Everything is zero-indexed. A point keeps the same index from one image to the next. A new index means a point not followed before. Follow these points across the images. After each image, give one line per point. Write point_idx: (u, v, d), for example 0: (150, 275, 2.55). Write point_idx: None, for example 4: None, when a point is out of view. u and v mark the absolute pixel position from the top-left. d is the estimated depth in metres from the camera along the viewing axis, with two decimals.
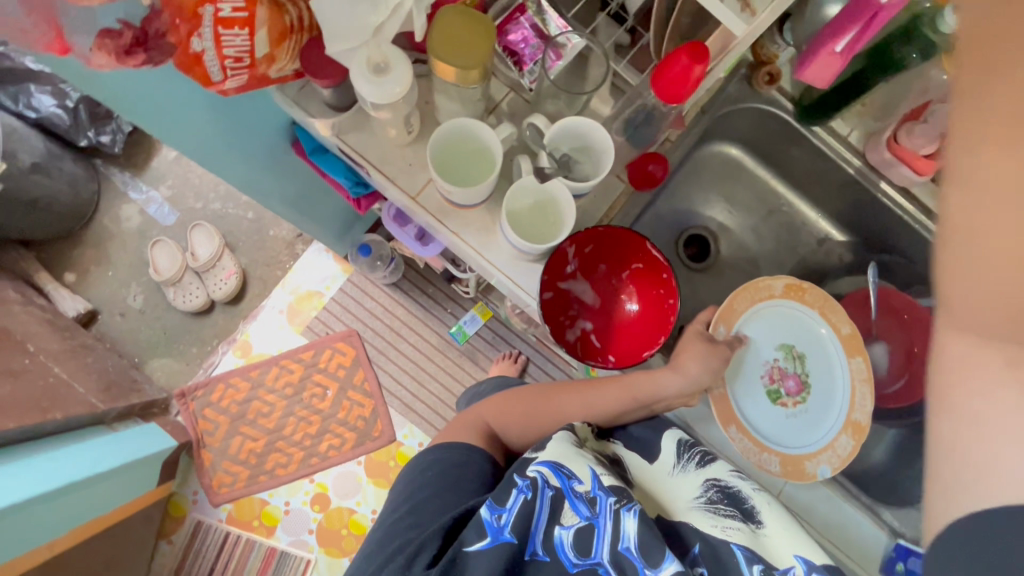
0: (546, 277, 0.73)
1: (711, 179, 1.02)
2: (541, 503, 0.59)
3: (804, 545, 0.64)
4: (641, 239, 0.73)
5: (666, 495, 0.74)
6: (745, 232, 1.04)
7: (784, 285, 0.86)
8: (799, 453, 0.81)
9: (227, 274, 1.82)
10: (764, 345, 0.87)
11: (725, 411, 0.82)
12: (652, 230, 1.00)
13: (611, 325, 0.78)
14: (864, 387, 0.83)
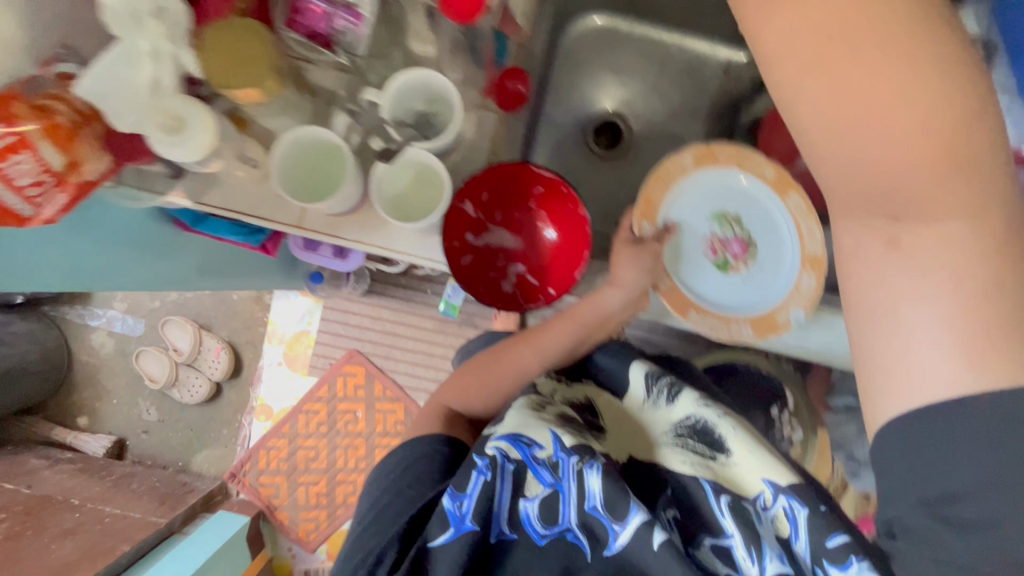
0: (451, 242, 0.69)
1: (591, 58, 0.95)
2: (503, 480, 0.63)
3: (771, 467, 0.66)
4: (526, 165, 0.70)
5: (640, 431, 0.76)
6: (648, 95, 0.97)
7: (693, 157, 0.86)
8: (765, 310, 0.81)
9: (216, 353, 1.84)
10: (696, 221, 0.87)
11: (677, 300, 0.84)
12: (555, 138, 0.95)
13: (541, 258, 0.75)
14: (807, 221, 0.81)
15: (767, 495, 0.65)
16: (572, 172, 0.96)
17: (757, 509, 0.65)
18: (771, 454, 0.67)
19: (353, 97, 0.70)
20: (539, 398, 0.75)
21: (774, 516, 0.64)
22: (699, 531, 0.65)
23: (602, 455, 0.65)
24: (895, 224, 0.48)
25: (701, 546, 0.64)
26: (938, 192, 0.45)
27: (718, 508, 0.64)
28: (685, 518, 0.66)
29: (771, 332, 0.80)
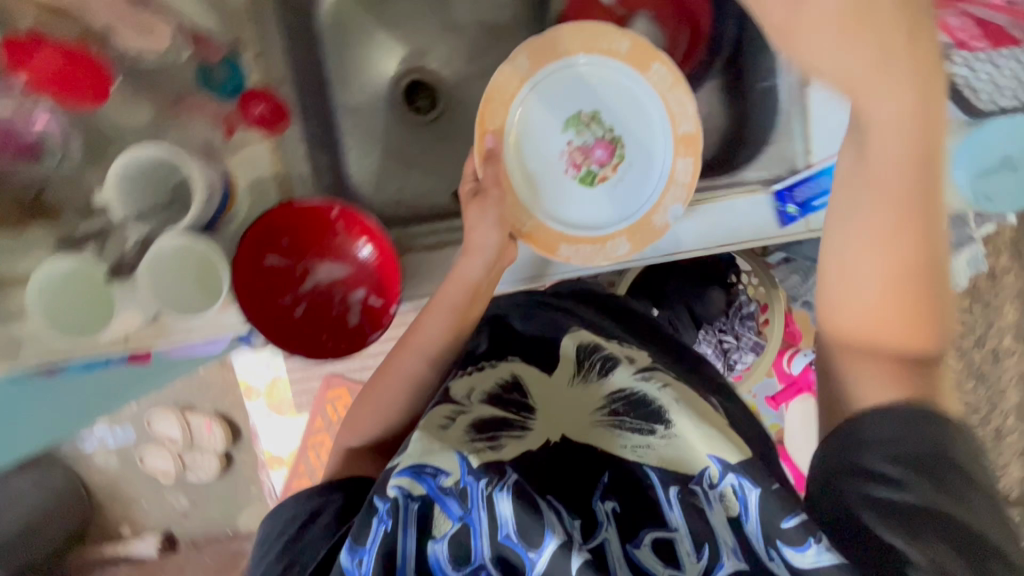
0: (277, 301, 0.66)
1: (365, 19, 0.81)
2: (405, 523, 0.53)
3: (717, 443, 0.57)
4: (295, 204, 0.63)
5: (571, 409, 0.66)
6: (448, 32, 0.84)
7: (529, 56, 0.74)
8: (641, 216, 0.74)
9: (208, 427, 1.81)
10: (551, 136, 0.77)
11: (545, 240, 0.75)
12: (366, 125, 0.83)
13: (370, 277, 0.68)
14: (676, 93, 0.73)
15: (714, 471, 0.55)
16: (401, 151, 0.85)
17: (703, 490, 0.55)
18: (718, 427, 0.59)
19: (84, 202, 0.61)
20: (454, 404, 0.66)
21: (722, 495, 0.54)
22: (642, 525, 0.56)
23: (514, 473, 0.56)
24: (878, 344, 0.57)
25: (641, 542, 0.55)
26: (909, 330, 0.56)
27: (663, 500, 0.56)
28: (626, 512, 0.57)
29: (649, 239, 0.74)
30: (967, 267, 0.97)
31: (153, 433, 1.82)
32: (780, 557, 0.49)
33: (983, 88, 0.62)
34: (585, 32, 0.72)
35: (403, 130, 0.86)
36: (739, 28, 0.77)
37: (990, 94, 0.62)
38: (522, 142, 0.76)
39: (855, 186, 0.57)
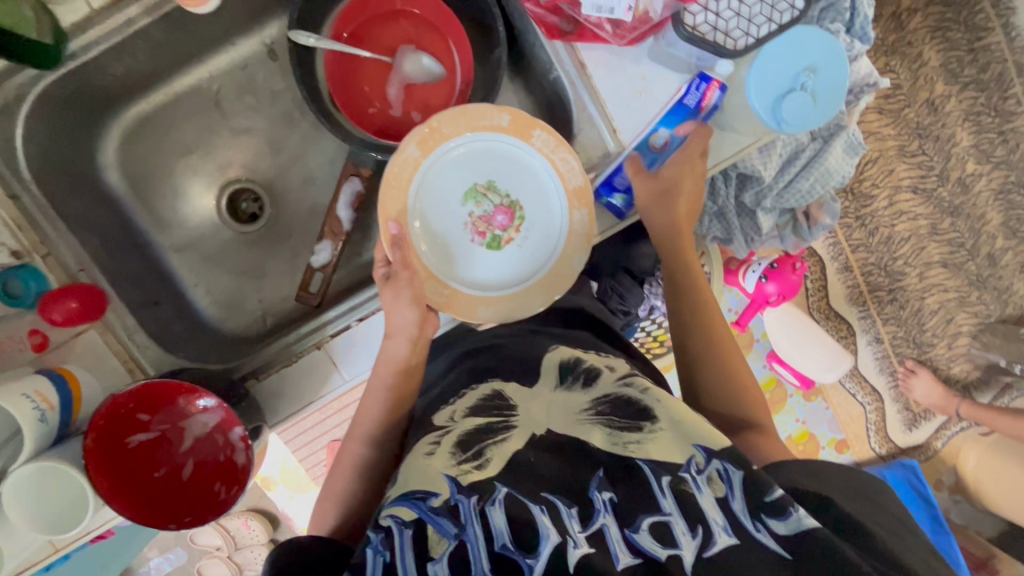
0: (150, 477, 0.67)
1: (156, 157, 0.81)
2: (402, 556, 0.44)
3: (706, 431, 0.52)
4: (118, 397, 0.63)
5: (548, 410, 0.55)
6: (239, 133, 0.82)
7: (418, 142, 0.63)
8: (546, 270, 0.65)
9: (245, 526, 1.51)
10: (447, 207, 0.66)
11: (456, 307, 0.64)
12: (207, 254, 0.83)
13: (229, 418, 0.67)
14: (560, 152, 0.63)
15: (698, 458, 0.50)
16: (253, 264, 0.83)
17: (691, 476, 0.49)
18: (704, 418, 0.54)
19: None
20: (436, 430, 0.55)
21: (708, 478, 0.49)
22: (637, 509, 0.47)
23: (505, 485, 0.48)
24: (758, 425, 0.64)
25: (639, 526, 0.46)
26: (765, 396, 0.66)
27: (653, 485, 0.48)
28: (628, 502, 0.48)
29: (562, 289, 0.65)
30: (848, 156, 0.93)
31: (197, 546, 1.55)
32: (764, 527, 0.46)
33: (733, 25, 0.60)
34: (464, 112, 0.62)
35: (246, 239, 0.84)
36: (504, 21, 0.72)
37: (742, 28, 0.60)
38: (422, 217, 0.65)
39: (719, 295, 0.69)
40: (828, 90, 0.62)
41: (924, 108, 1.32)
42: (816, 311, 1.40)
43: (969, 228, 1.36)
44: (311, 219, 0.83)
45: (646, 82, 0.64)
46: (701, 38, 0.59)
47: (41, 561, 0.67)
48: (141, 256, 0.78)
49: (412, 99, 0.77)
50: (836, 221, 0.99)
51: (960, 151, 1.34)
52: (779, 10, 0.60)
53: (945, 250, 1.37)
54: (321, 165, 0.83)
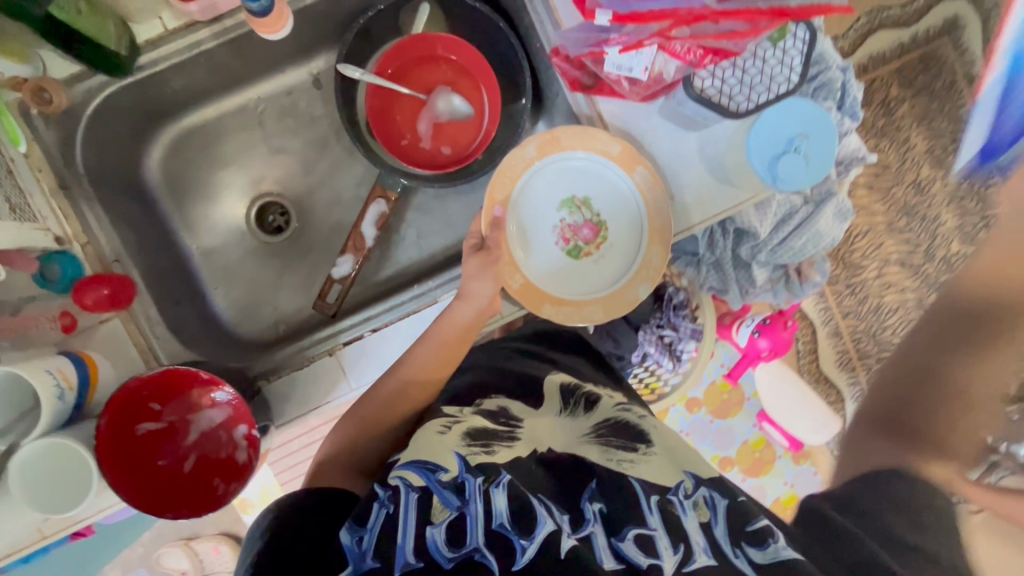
0: (154, 465, 0.68)
1: (195, 168, 0.86)
2: (405, 511, 0.46)
3: (692, 461, 0.59)
4: (143, 378, 0.66)
5: (554, 429, 0.62)
6: (275, 152, 0.88)
7: (537, 146, 0.70)
8: (615, 289, 0.69)
9: (215, 550, 1.46)
10: (542, 209, 0.71)
11: (528, 297, 0.69)
12: (230, 261, 0.87)
13: (241, 410, 0.70)
14: (655, 191, 0.67)
15: (687, 483, 0.55)
16: (273, 274, 0.88)
17: (678, 499, 0.53)
18: (688, 449, 0.62)
19: None
20: (447, 416, 0.60)
21: (695, 503, 0.52)
22: (624, 520, 0.50)
23: (509, 474, 0.51)
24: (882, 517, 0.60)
25: (624, 536, 0.48)
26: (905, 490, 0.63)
27: (641, 502, 0.51)
28: (614, 513, 0.50)
29: (622, 312, 0.69)
30: (837, 221, 1.00)
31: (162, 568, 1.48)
32: (744, 554, 0.48)
33: (736, 90, 0.66)
34: (587, 131, 0.67)
35: (267, 250, 0.88)
36: (532, 73, 0.80)
37: (742, 94, 0.66)
38: (520, 212, 0.71)
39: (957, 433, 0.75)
40: (820, 149, 0.69)
41: (911, 189, 1.40)
42: (806, 373, 1.45)
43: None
44: (332, 237, 0.88)
45: (655, 136, 0.71)
46: (706, 99, 0.65)
47: (23, 549, 0.67)
48: (169, 255, 0.82)
49: (441, 136, 0.84)
50: (825, 279, 1.05)
51: (946, 232, 1.39)
52: (777, 82, 0.66)
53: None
54: (349, 187, 0.88)
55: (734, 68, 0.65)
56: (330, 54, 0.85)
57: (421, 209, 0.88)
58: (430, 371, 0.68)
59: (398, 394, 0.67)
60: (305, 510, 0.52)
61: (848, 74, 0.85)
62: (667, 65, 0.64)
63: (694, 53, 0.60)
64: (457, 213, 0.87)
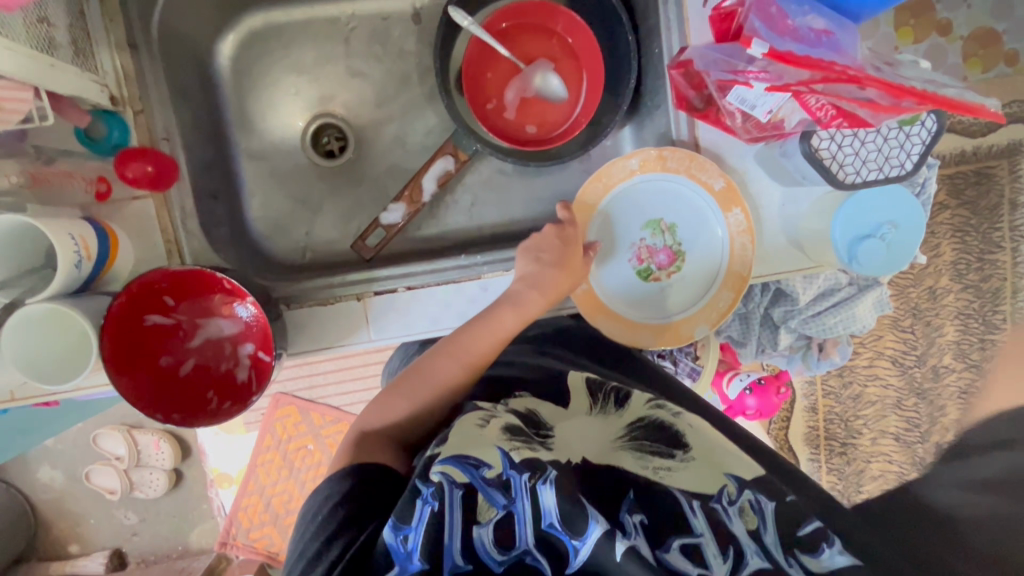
0: (155, 362, 0.65)
1: (265, 65, 0.81)
2: (452, 511, 0.47)
3: (732, 463, 0.57)
4: (169, 270, 0.62)
5: (586, 434, 0.58)
6: (351, 74, 0.82)
7: (642, 160, 0.71)
8: (672, 318, 0.72)
9: (156, 445, 1.42)
10: (628, 223, 0.73)
11: (588, 302, 0.72)
12: (274, 170, 0.82)
13: (258, 332, 0.67)
14: (743, 238, 0.69)
15: (730, 487, 0.53)
16: (313, 195, 0.84)
17: (723, 506, 0.51)
18: (725, 450, 0.59)
19: None
20: (481, 411, 0.58)
21: (740, 509, 0.51)
22: (667, 531, 0.48)
23: (555, 470, 0.48)
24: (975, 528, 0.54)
25: (669, 548, 0.47)
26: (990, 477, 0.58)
27: (684, 506, 0.50)
28: (655, 524, 0.48)
29: (672, 343, 0.72)
30: (874, 310, 0.99)
31: (96, 448, 1.43)
32: (796, 564, 0.47)
33: (850, 161, 0.64)
34: (699, 159, 0.68)
35: (314, 169, 0.84)
36: (639, 78, 0.76)
37: (853, 167, 0.64)
38: (606, 219, 0.73)
39: None
40: (909, 230, 0.67)
41: (926, 293, 1.37)
42: (772, 437, 1.46)
43: (927, 413, 1.42)
44: (384, 176, 0.84)
45: (745, 178, 0.70)
46: (818, 160, 0.63)
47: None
48: (217, 148, 0.78)
49: (528, 113, 0.80)
50: (845, 361, 1.05)
51: (944, 343, 1.38)
52: (890, 164, 0.64)
53: (901, 424, 1.43)
54: (416, 133, 0.84)
55: (853, 138, 0.63)
56: None
57: (481, 176, 0.84)
58: (473, 346, 0.66)
59: (447, 365, 0.65)
60: (364, 479, 0.58)
61: (933, 170, 0.82)
62: (792, 115, 0.61)
63: (826, 111, 0.58)
64: (517, 195, 0.84)
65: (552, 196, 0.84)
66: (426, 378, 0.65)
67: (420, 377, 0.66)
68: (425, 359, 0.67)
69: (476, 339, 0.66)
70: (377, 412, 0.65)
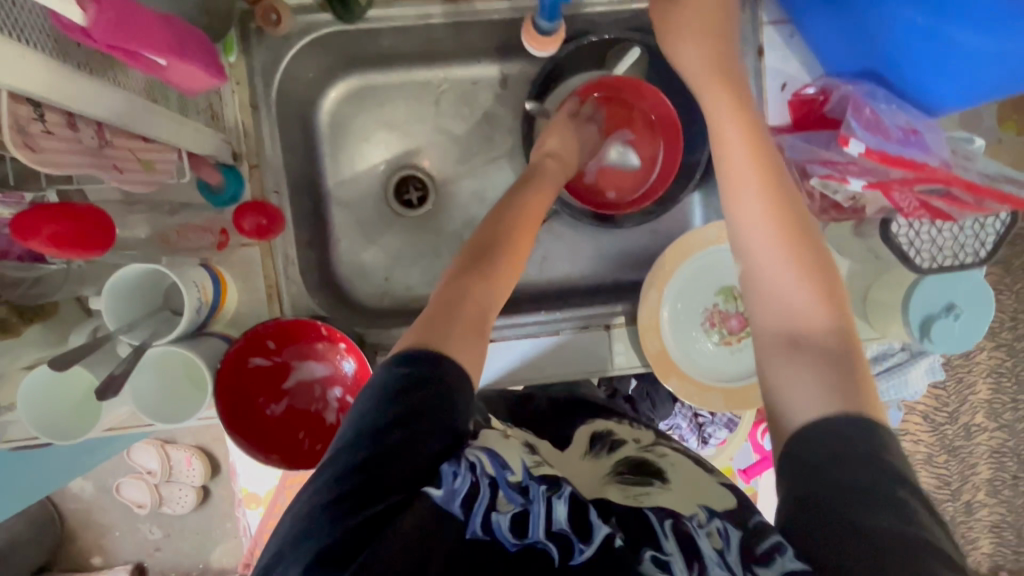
0: (255, 402, 0.69)
1: (360, 119, 0.86)
2: (478, 495, 0.43)
3: (713, 498, 0.47)
4: (286, 321, 0.67)
5: (577, 475, 0.52)
6: (438, 131, 0.87)
7: (717, 232, 0.76)
8: (740, 384, 0.75)
9: (188, 462, 1.40)
10: (699, 289, 0.77)
11: (661, 364, 0.75)
12: (357, 216, 0.86)
13: (350, 380, 0.71)
14: None
15: (701, 514, 0.45)
16: (391, 241, 0.87)
17: (690, 524, 0.44)
18: (725, 492, 0.49)
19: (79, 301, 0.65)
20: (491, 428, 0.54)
21: (708, 531, 0.43)
22: (642, 543, 0.43)
23: (570, 486, 0.46)
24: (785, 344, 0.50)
25: (641, 560, 0.41)
26: (811, 295, 0.52)
27: (655, 526, 0.44)
28: (631, 543, 0.43)
29: (740, 408, 0.75)
30: (926, 376, 1.01)
31: (129, 461, 1.41)
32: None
33: (925, 246, 0.68)
34: None
35: (394, 217, 0.88)
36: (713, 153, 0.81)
37: (929, 252, 0.68)
38: (678, 284, 0.76)
39: (777, 232, 0.54)
40: (982, 316, 0.69)
41: None
42: None
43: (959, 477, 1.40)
44: (460, 225, 0.88)
45: None
46: (895, 244, 0.67)
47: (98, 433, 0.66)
48: (311, 194, 0.82)
49: (606, 180, 0.85)
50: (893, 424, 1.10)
51: (976, 402, 1.28)
52: (965, 253, 0.68)
53: (931, 483, 1.31)
54: (494, 186, 0.88)
55: (930, 227, 0.68)
56: (526, 63, 0.85)
57: (553, 231, 0.88)
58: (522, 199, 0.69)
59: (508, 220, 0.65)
60: (431, 362, 0.49)
61: None
62: (873, 203, 0.65)
63: (912, 205, 0.61)
64: (586, 252, 0.88)
65: (620, 253, 0.87)
66: (495, 235, 0.63)
67: (485, 253, 0.61)
68: (487, 227, 0.65)
69: (537, 194, 0.71)
70: (456, 282, 0.58)
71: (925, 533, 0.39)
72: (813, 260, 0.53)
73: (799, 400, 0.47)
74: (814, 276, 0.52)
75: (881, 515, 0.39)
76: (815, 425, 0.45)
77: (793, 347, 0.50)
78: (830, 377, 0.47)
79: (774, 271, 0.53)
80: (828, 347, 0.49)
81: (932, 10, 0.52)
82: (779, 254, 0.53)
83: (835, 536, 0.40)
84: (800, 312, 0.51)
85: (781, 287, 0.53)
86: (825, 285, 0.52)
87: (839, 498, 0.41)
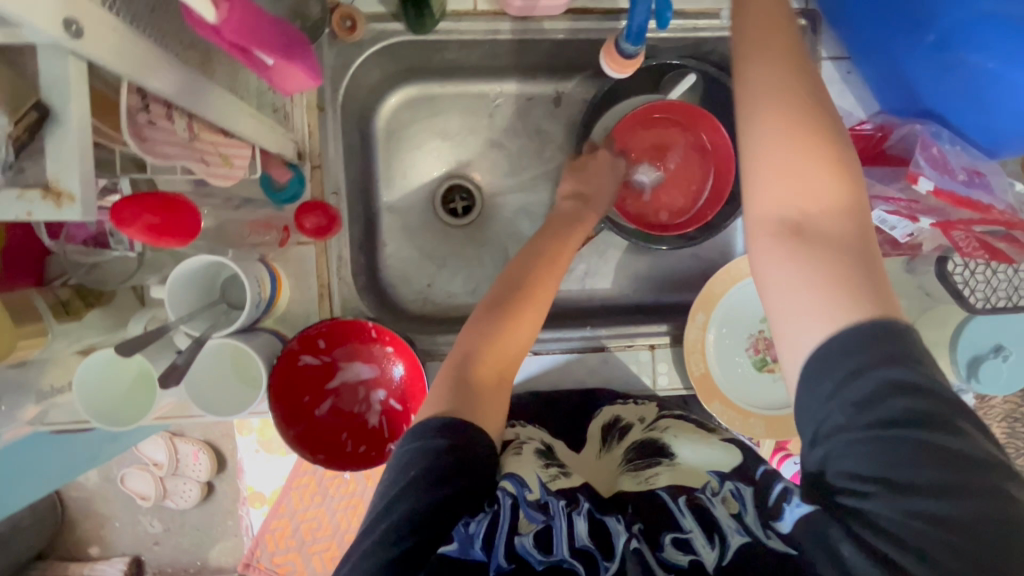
0: (301, 400, 0.68)
1: (415, 127, 0.87)
2: (501, 514, 0.45)
3: (718, 461, 0.56)
4: (341, 321, 0.68)
5: (598, 477, 0.61)
6: (491, 143, 0.88)
7: None
8: (782, 413, 0.75)
9: (194, 457, 1.36)
10: (745, 313, 0.77)
11: (704, 387, 0.75)
12: (405, 221, 0.87)
13: (397, 384, 0.71)
14: None
15: (714, 482, 0.52)
16: (435, 248, 0.88)
17: (705, 496, 0.50)
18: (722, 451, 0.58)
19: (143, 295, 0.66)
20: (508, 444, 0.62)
21: (723, 498, 0.50)
22: (661, 530, 0.47)
23: (587, 501, 0.50)
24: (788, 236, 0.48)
25: (663, 545, 0.46)
26: (815, 181, 0.49)
27: (672, 507, 0.49)
28: (652, 528, 0.48)
29: (781, 436, 0.75)
30: None
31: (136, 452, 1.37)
32: (775, 532, 0.45)
33: (981, 286, 0.67)
34: None
35: (440, 225, 0.89)
36: None
37: (984, 292, 0.67)
38: (725, 308, 0.77)
39: (794, 132, 0.49)
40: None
41: None
42: None
43: None
44: (505, 236, 0.89)
45: None
46: (949, 280, 0.67)
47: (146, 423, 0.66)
48: (364, 197, 0.83)
49: (660, 201, 0.85)
50: None
51: None
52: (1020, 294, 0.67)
53: None
54: (542, 201, 0.89)
55: (986, 267, 0.67)
56: (582, 82, 0.87)
57: (597, 248, 0.88)
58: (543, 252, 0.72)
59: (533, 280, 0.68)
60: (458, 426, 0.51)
61: None
62: (930, 241, 0.66)
63: (972, 245, 0.60)
64: (629, 271, 0.88)
65: (662, 275, 0.88)
66: (515, 284, 0.67)
67: (504, 305, 0.65)
68: (506, 276, 0.69)
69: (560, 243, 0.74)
70: (476, 336, 0.62)
71: (961, 418, 0.41)
72: (821, 145, 0.49)
73: (804, 303, 0.46)
74: (817, 158, 0.49)
75: (916, 433, 0.41)
76: (833, 336, 0.44)
77: (797, 241, 0.48)
78: (842, 275, 0.46)
79: (780, 150, 0.49)
80: (834, 229, 0.48)
81: (1005, 56, 0.54)
82: (790, 150, 0.49)
83: (889, 451, 0.41)
84: (804, 193, 0.49)
85: (782, 172, 0.49)
86: (833, 165, 0.49)
87: (879, 462, 0.41)
